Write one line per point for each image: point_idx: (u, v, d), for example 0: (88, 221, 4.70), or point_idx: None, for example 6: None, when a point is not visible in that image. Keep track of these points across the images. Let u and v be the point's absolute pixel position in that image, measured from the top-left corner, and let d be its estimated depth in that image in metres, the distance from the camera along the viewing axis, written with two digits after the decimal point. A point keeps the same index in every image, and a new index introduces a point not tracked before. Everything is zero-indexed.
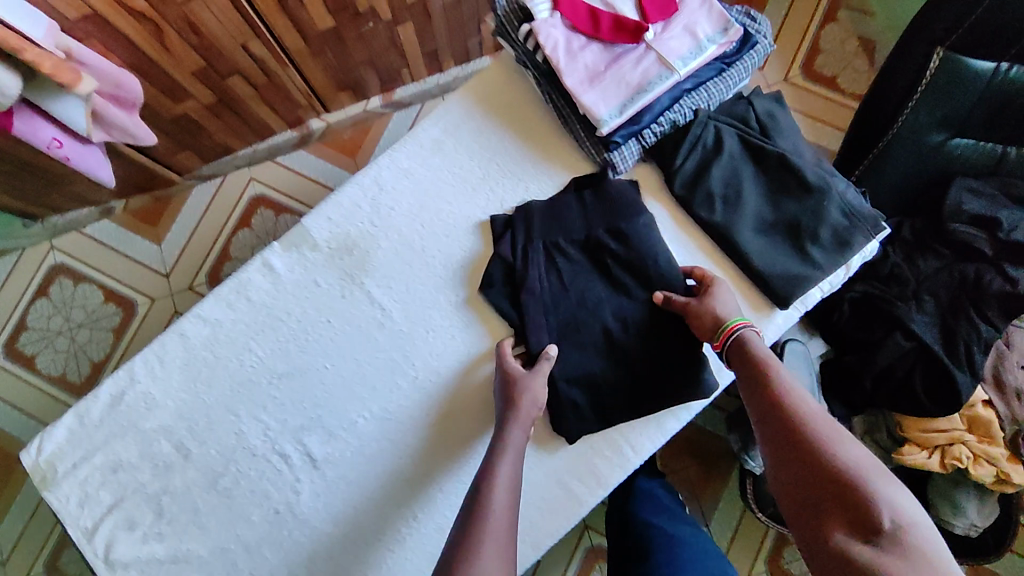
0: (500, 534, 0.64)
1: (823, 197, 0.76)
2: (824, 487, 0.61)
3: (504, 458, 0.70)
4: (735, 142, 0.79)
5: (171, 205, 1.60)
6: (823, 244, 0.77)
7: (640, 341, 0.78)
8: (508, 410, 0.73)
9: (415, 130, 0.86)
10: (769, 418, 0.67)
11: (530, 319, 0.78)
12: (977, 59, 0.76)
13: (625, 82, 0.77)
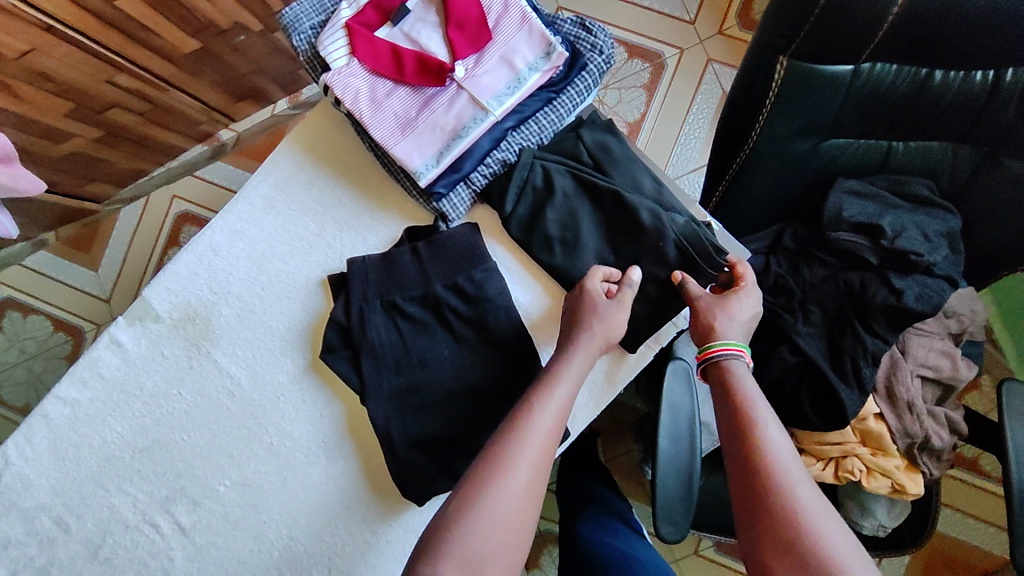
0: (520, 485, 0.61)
1: (657, 240, 0.71)
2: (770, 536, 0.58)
3: (546, 399, 0.65)
4: (566, 181, 0.74)
5: (101, 229, 1.61)
6: (660, 284, 0.72)
7: (484, 397, 0.75)
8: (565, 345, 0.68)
9: (246, 189, 0.83)
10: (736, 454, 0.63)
11: (370, 382, 0.75)
12: (830, 64, 0.67)
13: (439, 127, 0.73)
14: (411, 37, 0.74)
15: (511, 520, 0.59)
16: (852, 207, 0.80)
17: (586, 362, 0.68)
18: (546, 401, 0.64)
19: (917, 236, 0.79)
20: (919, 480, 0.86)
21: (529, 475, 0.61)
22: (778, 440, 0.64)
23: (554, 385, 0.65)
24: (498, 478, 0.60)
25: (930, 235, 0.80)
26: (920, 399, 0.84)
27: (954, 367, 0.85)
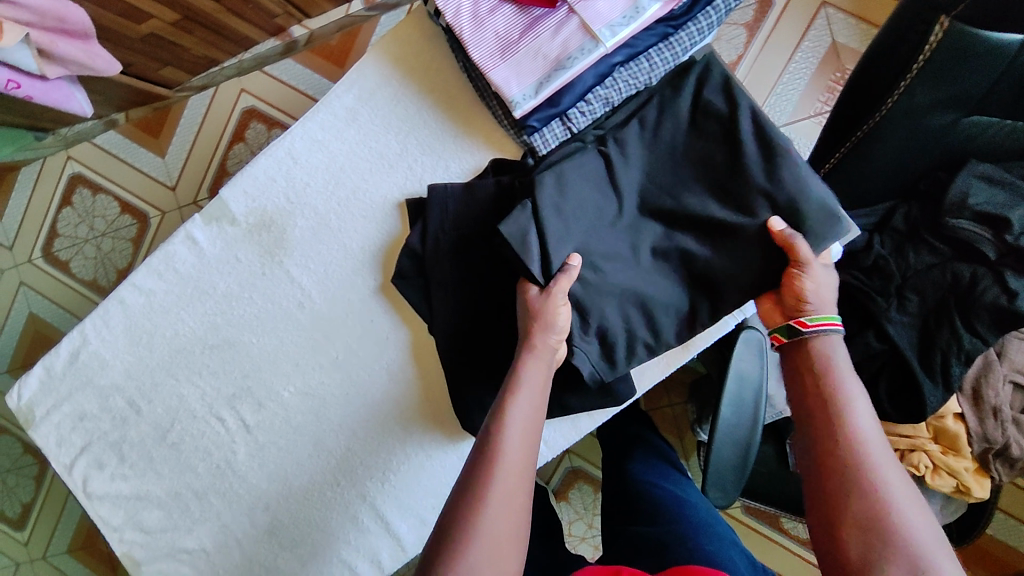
0: (512, 483, 0.58)
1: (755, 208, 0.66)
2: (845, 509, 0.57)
3: (517, 399, 0.63)
4: (663, 132, 0.68)
5: (170, 115, 1.61)
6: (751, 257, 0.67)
7: None
8: (522, 346, 0.66)
9: (329, 97, 0.79)
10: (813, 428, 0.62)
11: (438, 313, 0.75)
12: (994, 31, 0.60)
13: (542, 55, 0.67)
14: None
15: (505, 524, 0.56)
16: (981, 192, 0.73)
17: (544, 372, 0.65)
18: (513, 409, 0.62)
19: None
20: (987, 485, 0.83)
21: (510, 483, 0.58)
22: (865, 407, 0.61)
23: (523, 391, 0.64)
24: (481, 491, 0.58)
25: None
26: (1009, 404, 0.81)
27: None
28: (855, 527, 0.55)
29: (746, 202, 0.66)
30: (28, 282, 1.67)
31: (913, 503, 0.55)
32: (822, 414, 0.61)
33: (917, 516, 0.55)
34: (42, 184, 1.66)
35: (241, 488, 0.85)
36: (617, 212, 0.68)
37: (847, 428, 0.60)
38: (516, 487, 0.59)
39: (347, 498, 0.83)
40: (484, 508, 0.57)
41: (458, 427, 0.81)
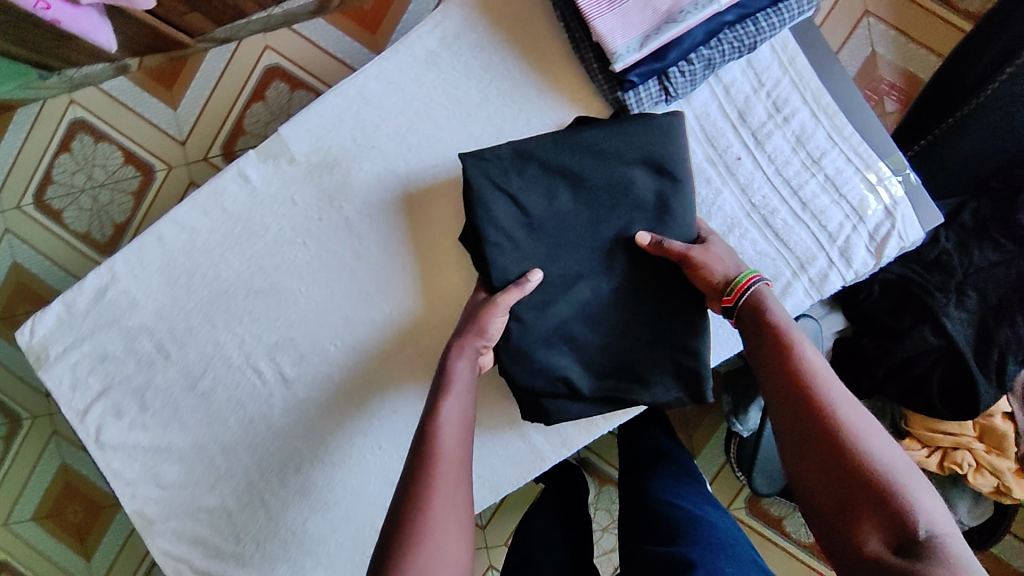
0: (451, 478, 0.58)
1: (793, 218, 0.72)
2: (843, 481, 0.53)
3: (453, 398, 0.63)
4: (727, 129, 0.72)
5: (186, 67, 1.54)
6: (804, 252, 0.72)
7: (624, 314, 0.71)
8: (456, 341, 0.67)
9: (409, 37, 0.75)
10: (785, 392, 0.59)
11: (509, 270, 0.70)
12: None
13: (652, 7, 0.65)
14: None
15: (448, 531, 0.55)
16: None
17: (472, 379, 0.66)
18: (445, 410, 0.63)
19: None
20: None
21: (450, 488, 0.57)
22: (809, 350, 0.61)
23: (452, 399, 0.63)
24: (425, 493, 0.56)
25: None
26: None
27: None
28: (861, 496, 0.52)
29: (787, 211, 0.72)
30: (15, 228, 1.57)
31: (881, 437, 0.56)
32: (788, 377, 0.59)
33: (889, 451, 0.54)
34: (39, 126, 1.56)
35: (273, 446, 0.80)
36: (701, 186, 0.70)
37: (820, 373, 0.58)
38: (457, 484, 0.58)
39: (387, 461, 0.79)
40: (431, 517, 0.55)
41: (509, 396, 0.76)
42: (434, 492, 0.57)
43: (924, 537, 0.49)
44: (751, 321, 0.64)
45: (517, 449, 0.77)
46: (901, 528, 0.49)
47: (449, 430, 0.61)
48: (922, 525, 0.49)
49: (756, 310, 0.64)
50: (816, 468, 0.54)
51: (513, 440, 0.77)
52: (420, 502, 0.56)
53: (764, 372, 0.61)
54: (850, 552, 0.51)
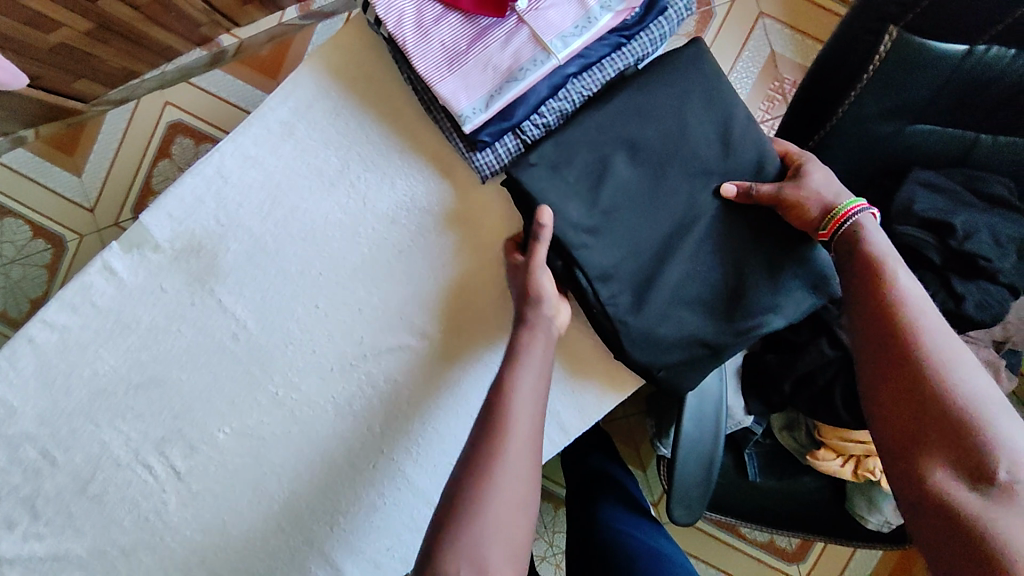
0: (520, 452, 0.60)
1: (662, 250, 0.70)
2: (921, 422, 0.56)
3: (519, 369, 0.63)
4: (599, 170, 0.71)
5: (86, 131, 1.49)
6: None
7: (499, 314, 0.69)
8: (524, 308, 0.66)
9: (261, 110, 0.72)
10: (877, 330, 0.61)
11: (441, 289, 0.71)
12: (941, 43, 0.61)
13: (492, 66, 0.64)
14: None
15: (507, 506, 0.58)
16: (925, 194, 0.74)
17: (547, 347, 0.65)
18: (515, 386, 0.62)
19: (993, 236, 0.74)
20: None
21: (515, 465, 0.59)
22: (926, 307, 0.61)
23: (524, 373, 0.63)
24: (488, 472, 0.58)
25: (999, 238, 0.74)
26: None
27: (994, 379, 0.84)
28: (942, 435, 0.55)
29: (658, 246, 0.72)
30: None
31: (979, 378, 0.57)
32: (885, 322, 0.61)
33: (986, 390, 0.56)
34: None
35: (174, 542, 0.77)
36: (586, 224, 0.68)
37: (926, 335, 0.59)
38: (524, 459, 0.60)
39: (293, 544, 0.76)
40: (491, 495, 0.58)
41: (408, 463, 0.76)
42: (500, 470, 0.59)
43: (1007, 477, 0.51)
44: (855, 300, 0.65)
45: (423, 515, 0.76)
46: (979, 467, 0.52)
47: (519, 406, 0.62)
48: (1005, 465, 0.51)
49: (858, 241, 0.65)
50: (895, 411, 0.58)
51: (417, 506, 0.76)
52: (489, 467, 0.59)
53: (862, 349, 0.63)
54: (920, 488, 0.54)
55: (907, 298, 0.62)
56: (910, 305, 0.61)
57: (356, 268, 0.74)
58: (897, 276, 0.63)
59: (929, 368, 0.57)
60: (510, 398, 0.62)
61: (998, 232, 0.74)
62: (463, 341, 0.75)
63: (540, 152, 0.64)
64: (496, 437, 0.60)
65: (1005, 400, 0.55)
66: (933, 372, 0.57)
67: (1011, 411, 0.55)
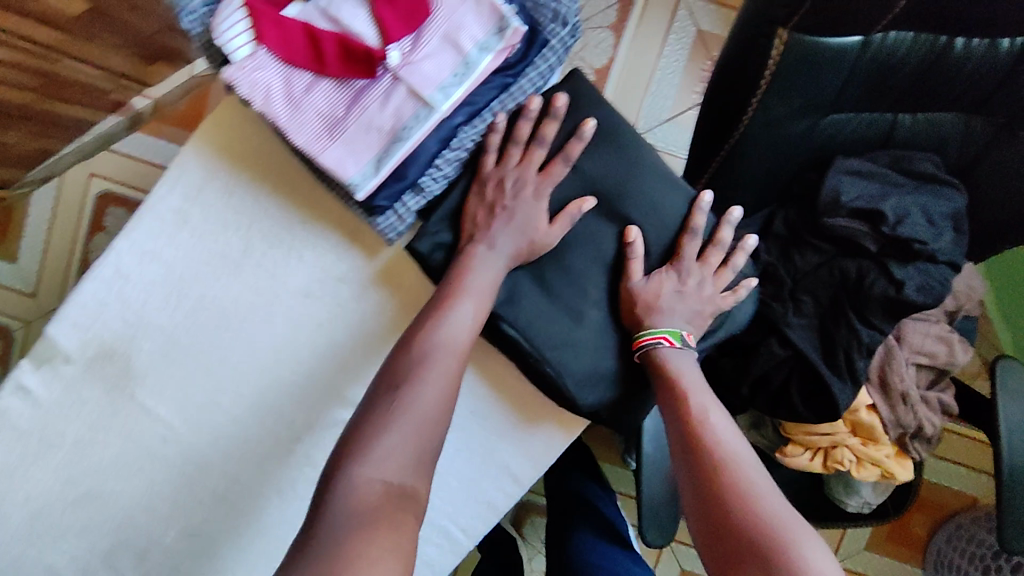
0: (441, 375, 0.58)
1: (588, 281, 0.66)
2: (733, 546, 0.54)
3: (463, 294, 0.61)
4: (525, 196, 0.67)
5: (13, 215, 1.43)
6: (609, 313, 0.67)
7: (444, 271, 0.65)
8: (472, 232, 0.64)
9: (150, 201, 0.69)
10: (688, 449, 0.61)
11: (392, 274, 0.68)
12: (834, 39, 0.57)
13: (375, 128, 0.60)
14: (328, 16, 0.59)
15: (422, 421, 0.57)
16: (852, 184, 0.72)
17: (490, 264, 0.63)
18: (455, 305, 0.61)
19: (920, 213, 0.72)
20: (910, 466, 0.84)
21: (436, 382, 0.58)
22: (733, 446, 0.60)
23: (463, 296, 0.61)
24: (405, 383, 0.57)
25: (930, 216, 0.72)
26: (915, 387, 0.80)
27: (951, 353, 0.80)
28: (753, 558, 0.52)
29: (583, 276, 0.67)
30: None
31: (773, 499, 0.56)
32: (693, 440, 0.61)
33: (785, 511, 0.55)
34: None
35: None
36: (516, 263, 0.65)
37: (717, 478, 0.58)
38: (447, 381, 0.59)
39: None
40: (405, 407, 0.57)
41: None
42: (417, 384, 0.58)
43: None
44: (676, 454, 0.62)
45: None
46: None
47: (450, 322, 0.60)
48: None
49: (655, 364, 0.65)
50: (717, 533, 0.55)
51: None
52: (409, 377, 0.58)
53: (687, 505, 0.59)
54: None
55: (719, 442, 0.60)
56: (720, 450, 0.59)
57: (276, 349, 0.71)
58: (709, 424, 0.62)
59: (745, 518, 0.54)
60: (445, 317, 0.60)
61: (926, 208, 0.72)
62: None
63: (438, 219, 0.65)
64: (420, 352, 0.59)
65: (808, 524, 0.55)
66: (732, 517, 0.55)
67: (815, 534, 0.54)
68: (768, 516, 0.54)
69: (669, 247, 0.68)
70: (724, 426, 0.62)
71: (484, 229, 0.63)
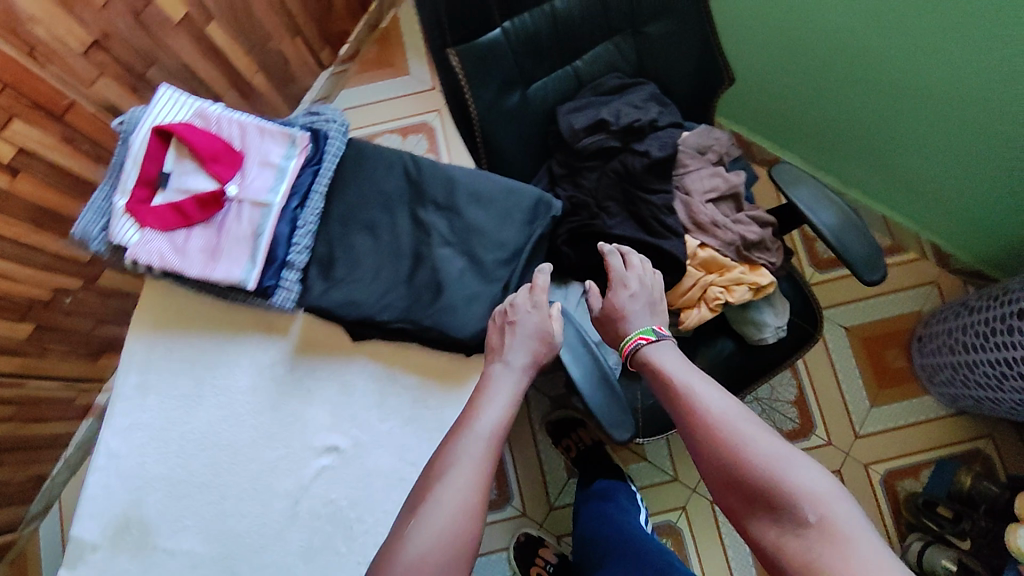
0: (487, 439, 0.71)
1: (433, 257, 0.84)
2: (734, 484, 0.72)
3: (503, 371, 0.76)
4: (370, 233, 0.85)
5: (29, 554, 1.54)
6: (473, 269, 0.85)
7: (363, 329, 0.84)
8: (500, 332, 0.80)
9: (116, 388, 0.88)
10: (687, 422, 0.78)
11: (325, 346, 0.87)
12: (479, 37, 0.88)
13: (240, 239, 0.83)
14: (181, 189, 0.85)
15: (470, 482, 0.67)
16: (574, 114, 1.00)
17: (513, 372, 0.76)
18: (496, 387, 0.75)
19: (630, 105, 1.01)
20: (766, 272, 1.02)
21: (483, 449, 0.70)
22: (717, 407, 0.77)
23: (491, 400, 0.74)
24: (456, 451, 0.70)
25: (636, 104, 1.01)
26: (720, 214, 1.01)
27: (727, 180, 1.03)
28: (747, 491, 0.70)
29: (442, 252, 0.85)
30: None
31: (763, 445, 0.72)
32: (690, 416, 0.78)
33: (773, 452, 0.71)
34: None
35: None
36: (390, 269, 0.84)
37: (718, 439, 0.74)
38: (489, 443, 0.70)
39: None
40: (459, 466, 0.68)
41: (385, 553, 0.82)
42: (463, 457, 0.69)
43: (814, 520, 0.65)
44: (680, 424, 0.80)
45: None
46: (795, 516, 0.67)
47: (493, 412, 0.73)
48: (810, 510, 0.66)
49: (654, 368, 0.85)
50: (720, 477, 0.73)
51: None
52: (458, 446, 0.70)
53: (700, 459, 0.76)
54: (759, 543, 0.69)
55: (709, 410, 0.77)
56: (714, 412, 0.76)
57: (251, 441, 0.85)
58: (699, 396, 0.79)
59: (740, 463, 0.71)
60: (481, 404, 0.73)
61: (633, 101, 1.01)
62: (361, 433, 0.85)
63: (314, 274, 0.84)
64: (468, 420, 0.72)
65: (789, 451, 0.71)
66: (736, 463, 0.71)
67: (799, 457, 0.71)
68: (754, 458, 0.71)
69: (489, 208, 0.87)
70: (712, 395, 0.78)
71: (500, 350, 0.78)
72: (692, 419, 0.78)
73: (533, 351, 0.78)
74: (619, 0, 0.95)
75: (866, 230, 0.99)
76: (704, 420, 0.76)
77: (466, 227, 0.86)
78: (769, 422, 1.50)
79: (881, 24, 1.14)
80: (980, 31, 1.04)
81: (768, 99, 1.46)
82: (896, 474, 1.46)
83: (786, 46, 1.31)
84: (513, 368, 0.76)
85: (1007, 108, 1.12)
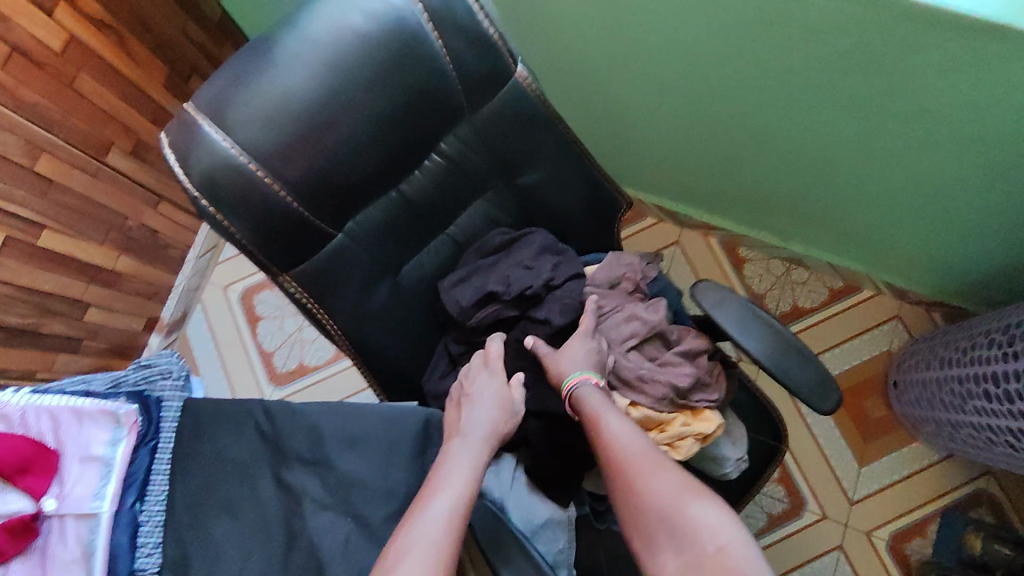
0: (441, 524, 0.64)
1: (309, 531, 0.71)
2: (641, 518, 0.64)
3: (456, 455, 0.72)
4: (231, 514, 0.71)
5: None
6: (359, 531, 0.71)
7: None
8: (452, 413, 0.76)
9: None
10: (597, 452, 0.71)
11: None
12: (316, 254, 0.73)
13: (69, 565, 0.67)
14: None
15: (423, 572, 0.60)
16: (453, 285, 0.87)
17: (469, 449, 0.72)
18: (451, 469, 0.70)
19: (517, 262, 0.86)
20: (711, 413, 0.89)
21: (436, 531, 0.63)
22: (624, 437, 0.71)
23: (447, 484, 0.68)
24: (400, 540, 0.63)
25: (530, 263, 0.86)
26: (646, 363, 0.89)
27: (644, 319, 0.90)
28: (650, 523, 0.63)
29: (318, 521, 0.71)
30: None
31: (670, 476, 0.65)
32: (599, 447, 0.71)
33: (677, 481, 0.64)
34: None
35: None
36: (261, 556, 0.70)
37: (624, 471, 0.67)
38: (448, 528, 0.64)
39: None
40: (406, 557, 0.61)
41: None
42: (407, 547, 0.62)
43: (714, 552, 0.57)
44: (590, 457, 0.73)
45: None
46: (698, 551, 0.58)
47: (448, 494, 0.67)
48: (710, 542, 0.58)
49: (569, 399, 0.78)
50: (628, 513, 0.65)
51: None
52: (405, 533, 0.63)
53: (612, 497, 0.68)
54: None
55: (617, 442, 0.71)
56: (621, 442, 0.70)
57: None
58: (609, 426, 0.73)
59: (646, 496, 0.64)
60: (434, 488, 0.68)
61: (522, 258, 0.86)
62: None
63: None
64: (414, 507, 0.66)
65: (695, 481, 0.64)
66: (642, 495, 0.64)
67: (702, 489, 0.63)
68: (657, 489, 0.64)
69: (367, 448, 0.73)
70: (619, 423, 0.72)
71: (458, 422, 0.75)
72: (600, 447, 0.71)
73: (494, 420, 0.76)
74: (478, 162, 0.83)
75: (806, 352, 0.87)
76: (613, 447, 0.70)
77: (344, 479, 0.72)
78: (757, 507, 1.38)
79: (769, 97, 1.04)
80: (878, 95, 0.94)
81: (679, 171, 1.35)
82: (901, 537, 1.34)
83: (682, 124, 1.20)
84: (477, 442, 0.73)
85: (933, 161, 1.01)
